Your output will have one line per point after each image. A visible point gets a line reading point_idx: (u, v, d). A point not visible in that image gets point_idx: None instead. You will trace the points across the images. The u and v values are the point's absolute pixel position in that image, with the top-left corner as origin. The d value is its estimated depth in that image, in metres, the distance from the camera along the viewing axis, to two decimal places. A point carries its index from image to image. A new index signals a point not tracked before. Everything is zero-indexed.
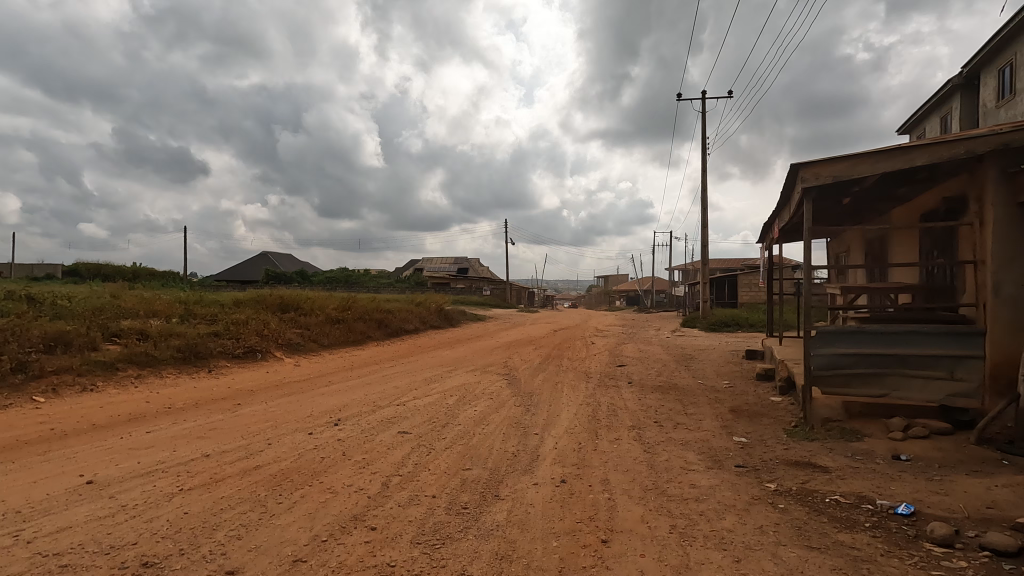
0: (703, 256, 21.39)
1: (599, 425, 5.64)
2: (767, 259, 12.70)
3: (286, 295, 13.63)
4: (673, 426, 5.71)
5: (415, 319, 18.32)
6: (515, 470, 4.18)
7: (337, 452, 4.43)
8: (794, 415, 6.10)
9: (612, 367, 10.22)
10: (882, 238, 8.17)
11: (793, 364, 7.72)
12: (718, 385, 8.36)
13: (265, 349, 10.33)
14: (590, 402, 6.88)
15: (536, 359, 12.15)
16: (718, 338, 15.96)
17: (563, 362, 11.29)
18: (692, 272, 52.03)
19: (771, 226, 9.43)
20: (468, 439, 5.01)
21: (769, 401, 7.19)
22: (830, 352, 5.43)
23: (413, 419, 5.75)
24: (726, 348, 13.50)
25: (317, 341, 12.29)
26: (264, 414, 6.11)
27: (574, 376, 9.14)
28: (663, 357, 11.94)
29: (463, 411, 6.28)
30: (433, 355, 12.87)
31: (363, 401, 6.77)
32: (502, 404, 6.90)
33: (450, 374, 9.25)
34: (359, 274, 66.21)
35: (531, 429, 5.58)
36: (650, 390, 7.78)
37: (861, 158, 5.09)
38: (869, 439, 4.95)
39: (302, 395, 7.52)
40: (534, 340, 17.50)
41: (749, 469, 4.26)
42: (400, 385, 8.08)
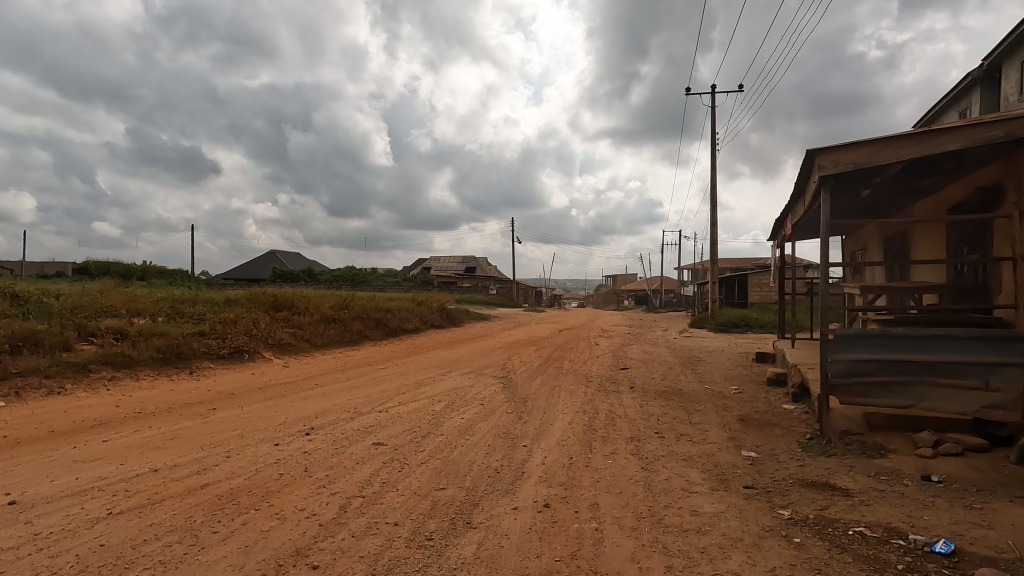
0: (712, 255, 20.82)
1: (595, 437, 5.17)
2: (778, 258, 12.15)
3: (280, 294, 13.24)
4: (676, 438, 5.22)
5: (415, 318, 17.90)
6: (494, 490, 3.73)
7: (298, 467, 3.99)
8: (809, 426, 5.60)
9: (615, 370, 9.73)
10: (903, 234, 7.62)
11: (808, 369, 7.19)
12: (726, 390, 7.85)
13: (252, 350, 9.94)
14: (588, 409, 6.40)
15: (536, 360, 11.68)
16: (727, 340, 15.41)
17: (564, 365, 10.81)
18: (701, 272, 51.26)
19: (784, 221, 8.90)
20: (447, 452, 4.56)
21: (781, 409, 6.68)
22: (850, 357, 4.91)
23: (392, 428, 5.30)
24: (736, 350, 12.94)
25: (310, 341, 11.89)
26: (236, 421, 5.69)
27: (574, 380, 8.65)
28: (669, 360, 11.42)
29: (448, 419, 5.83)
30: (430, 356, 12.44)
31: (343, 406, 6.32)
32: (493, 410, 6.43)
33: (444, 377, 8.81)
34: (365, 272, 66.06)
35: (520, 440, 5.11)
36: (653, 396, 7.28)
37: (884, 144, 4.54)
38: (893, 456, 4.44)
39: (283, 399, 7.09)
40: (537, 340, 17.01)
41: (759, 492, 3.77)
42: (387, 388, 7.64)
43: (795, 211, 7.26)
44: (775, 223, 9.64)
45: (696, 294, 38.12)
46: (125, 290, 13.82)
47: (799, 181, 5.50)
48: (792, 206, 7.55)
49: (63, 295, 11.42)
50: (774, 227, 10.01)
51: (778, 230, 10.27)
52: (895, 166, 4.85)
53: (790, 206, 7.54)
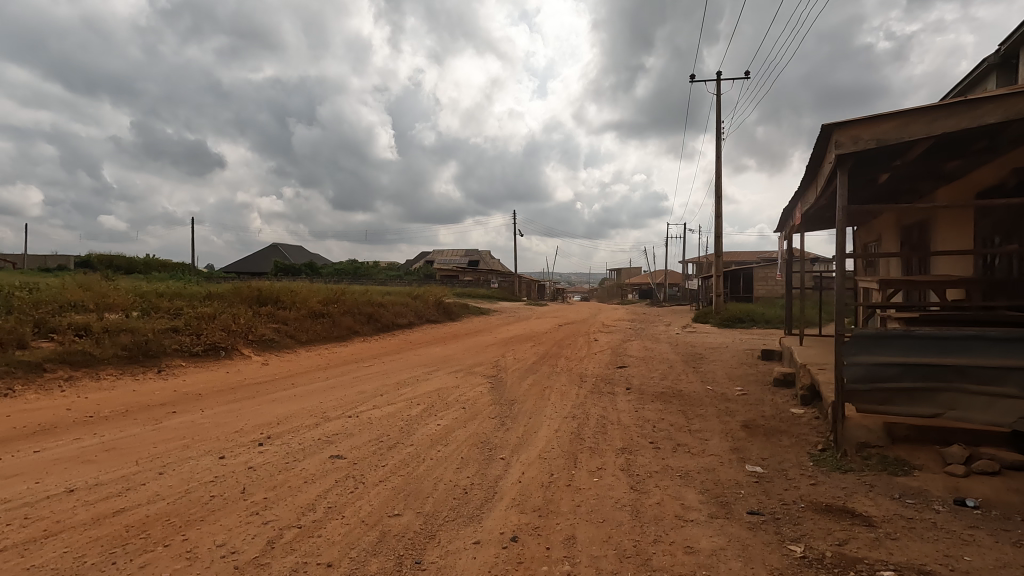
0: (717, 247, 20.20)
1: (582, 448, 4.63)
2: (785, 252, 11.57)
3: (265, 287, 12.74)
4: (673, 449, 4.68)
5: (409, 313, 17.37)
6: (457, 518, 3.21)
7: (235, 488, 3.48)
8: (821, 435, 5.05)
9: (611, 369, 9.18)
10: (923, 223, 7.03)
11: (818, 370, 6.63)
12: (729, 392, 7.30)
13: (230, 346, 9.44)
14: (578, 413, 5.87)
15: (531, 358, 11.16)
16: (732, 336, 14.82)
17: (559, 362, 10.26)
18: (706, 265, 50.53)
19: (793, 210, 8.31)
20: (412, 467, 4.04)
21: (789, 414, 6.13)
22: (869, 361, 4.36)
23: (358, 436, 4.78)
24: (741, 346, 12.36)
25: (295, 337, 11.39)
26: (189, 427, 5.17)
27: (567, 380, 8.09)
28: (669, 357, 10.86)
29: (423, 425, 5.30)
30: (420, 352, 11.94)
31: (311, 411, 5.80)
32: (474, 415, 5.90)
33: (429, 376, 8.29)
34: (367, 266, 65.65)
35: (498, 452, 4.59)
36: (650, 399, 6.74)
37: (912, 117, 3.95)
38: (919, 475, 3.90)
39: (250, 401, 6.58)
40: (535, 336, 16.47)
41: (766, 520, 3.23)
42: (365, 389, 7.11)
43: (807, 198, 6.68)
44: (783, 213, 9.04)
45: (701, 287, 37.44)
46: (106, 284, 13.35)
47: (813, 162, 4.92)
48: (802, 193, 6.97)
49: (36, 289, 10.96)
50: (782, 217, 9.42)
51: (786, 220, 9.68)
52: (923, 144, 4.27)
53: (801, 191, 6.96)
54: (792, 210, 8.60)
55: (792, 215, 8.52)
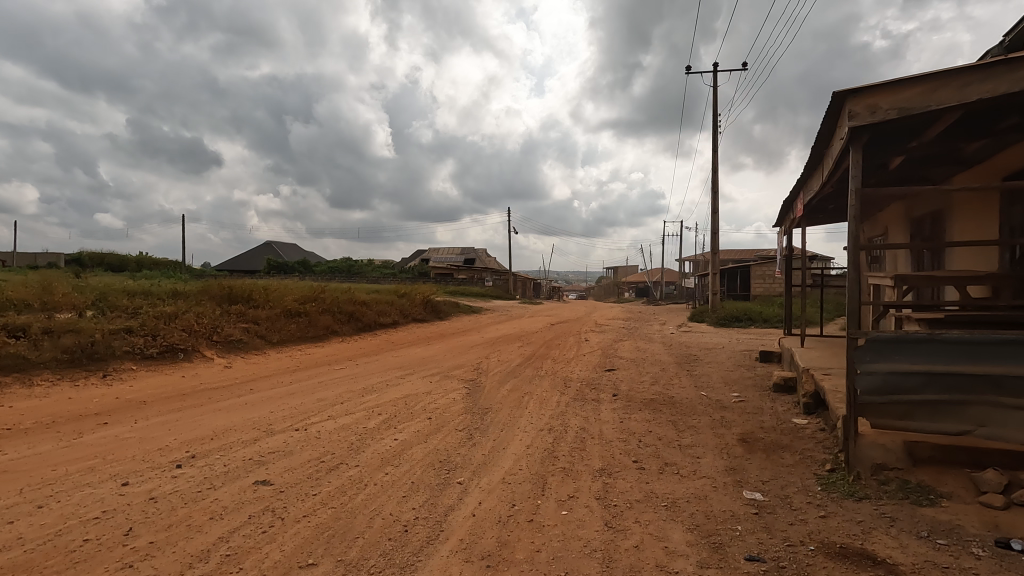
0: (713, 244, 19.61)
1: (555, 469, 4.01)
2: (784, 248, 10.97)
3: (237, 285, 12.08)
4: (659, 471, 4.07)
5: (394, 311, 16.72)
6: (383, 570, 2.58)
7: (119, 528, 2.84)
8: (829, 452, 4.44)
9: (599, 372, 8.56)
10: (937, 214, 6.44)
11: (823, 376, 6.02)
12: (726, 399, 6.69)
13: (190, 348, 8.79)
14: (556, 425, 5.25)
15: (516, 359, 10.54)
16: (728, 335, 14.25)
17: (545, 365, 9.63)
18: (702, 263, 49.98)
19: (794, 200, 7.71)
20: (348, 496, 3.40)
21: (791, 424, 5.52)
22: (887, 369, 3.74)
23: (297, 456, 4.14)
24: (738, 347, 11.77)
25: (266, 338, 10.75)
26: (109, 443, 4.53)
27: (550, 385, 7.46)
28: (663, 359, 10.25)
29: (379, 441, 4.67)
30: (399, 354, 11.30)
31: (256, 423, 5.16)
32: (439, 426, 5.28)
33: (401, 381, 7.66)
34: (360, 264, 64.94)
35: (456, 474, 3.96)
36: (638, 407, 6.13)
37: (941, 82, 3.33)
38: (949, 506, 3.29)
39: (196, 409, 5.94)
40: (524, 335, 15.85)
41: (768, 571, 2.61)
42: (326, 397, 6.47)
43: (811, 185, 6.08)
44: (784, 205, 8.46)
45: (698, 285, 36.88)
46: (70, 282, 12.68)
47: (821, 139, 4.30)
48: (806, 180, 6.37)
49: None
50: (782, 209, 8.83)
51: (786, 213, 9.08)
52: (950, 116, 3.65)
53: (805, 178, 6.34)
54: (793, 201, 7.99)
55: (793, 206, 7.93)
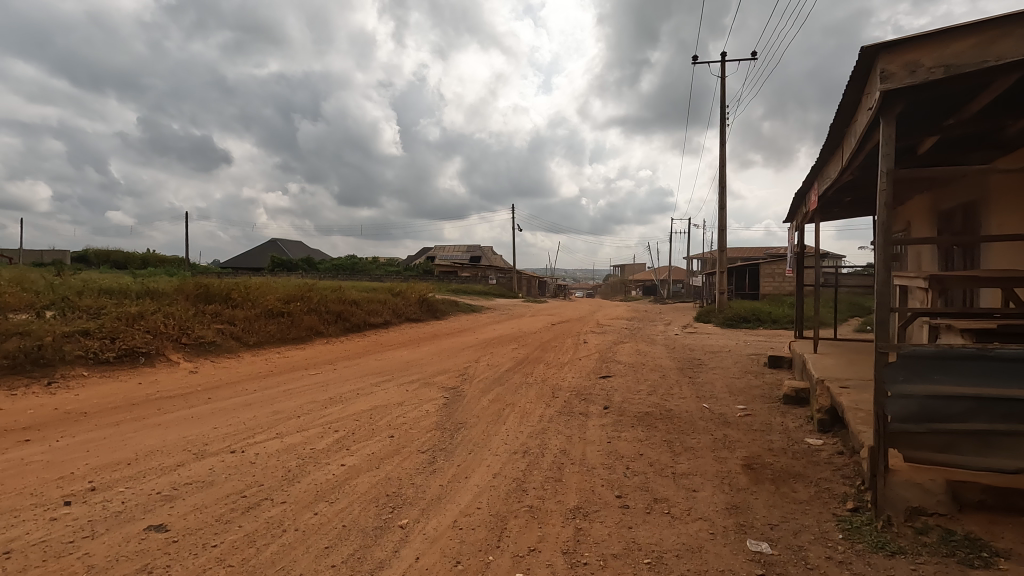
0: (720, 241, 18.85)
1: (520, 508, 3.33)
2: (795, 246, 10.24)
3: (215, 283, 11.47)
4: (647, 511, 3.37)
5: (386, 311, 16.06)
6: None
7: None
8: (851, 486, 3.74)
9: (593, 380, 7.87)
10: (969, 206, 5.72)
11: (840, 389, 5.32)
12: (730, 414, 5.98)
13: (154, 351, 8.20)
14: (533, 446, 4.57)
15: (506, 364, 9.88)
16: (735, 338, 13.48)
17: (536, 371, 8.93)
18: (710, 261, 49.01)
19: (808, 191, 6.99)
20: (255, 549, 2.75)
21: (804, 446, 4.83)
22: (927, 392, 3.03)
23: (215, 488, 3.48)
24: (745, 351, 11.03)
25: (242, 340, 10.13)
26: (8, 468, 3.90)
27: (536, 395, 6.76)
28: (664, 364, 9.53)
29: (322, 467, 4.00)
30: (384, 356, 10.67)
31: (189, 442, 4.51)
32: (400, 447, 4.60)
33: (375, 390, 7.02)
34: (364, 262, 64.51)
35: (402, 513, 3.29)
36: (630, 423, 5.43)
37: (998, 31, 2.64)
38: (1008, 569, 2.60)
39: (134, 423, 5.32)
40: (520, 337, 15.14)
41: None
42: (283, 409, 5.82)
43: (829, 170, 5.36)
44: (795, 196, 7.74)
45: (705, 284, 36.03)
46: (44, 281, 12.13)
47: (845, 108, 3.59)
48: (823, 165, 5.65)
49: None
50: (793, 201, 8.12)
51: (798, 206, 8.38)
52: (1004, 80, 2.95)
53: (822, 163, 5.62)
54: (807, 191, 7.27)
55: (807, 198, 7.21)
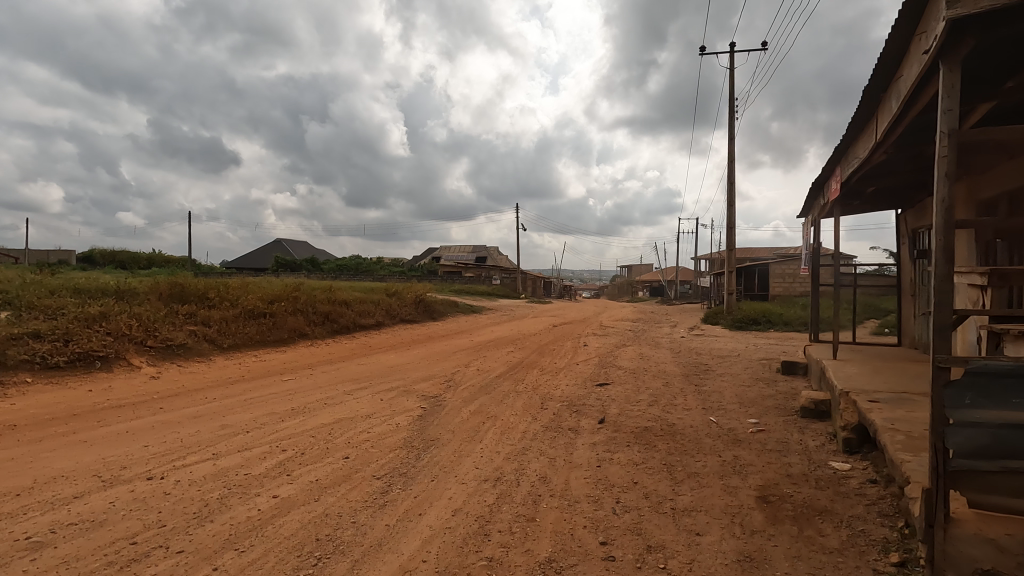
0: (729, 240, 18.07)
1: (475, 563, 2.64)
2: (809, 242, 9.50)
3: (192, 283, 10.87)
4: (637, 566, 2.67)
5: (379, 312, 15.41)
6: None
7: None
8: (893, 531, 3.01)
9: (588, 388, 7.16)
10: (1016, 193, 4.99)
11: (869, 404, 4.59)
12: (741, 429, 5.25)
13: (112, 355, 7.58)
14: (507, 473, 3.87)
15: (498, 369, 9.19)
16: (744, 341, 12.72)
17: (528, 378, 8.22)
18: (718, 262, 48.14)
19: (828, 178, 6.27)
20: None
21: (829, 472, 4.11)
22: (1003, 421, 2.31)
23: (100, 533, 2.81)
24: (755, 356, 10.27)
25: (217, 342, 9.51)
26: None
27: (523, 406, 6.06)
28: (667, 370, 8.80)
29: (246, 501, 3.32)
30: (369, 360, 10.01)
31: (104, 466, 3.85)
32: (350, 473, 3.91)
33: (346, 399, 6.34)
34: (368, 262, 64.05)
35: (325, 569, 2.60)
36: (625, 441, 4.72)
37: None
38: None
39: (58, 439, 4.66)
40: (517, 339, 14.43)
41: None
42: (234, 422, 5.16)
43: (857, 149, 4.64)
44: (813, 186, 7.01)
45: (713, 285, 35.20)
46: (17, 279, 11.57)
47: (888, 59, 2.88)
48: (849, 144, 4.94)
49: None
50: (810, 191, 7.39)
51: (816, 197, 7.65)
52: None
53: (848, 142, 4.90)
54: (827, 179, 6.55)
55: (827, 186, 6.48)
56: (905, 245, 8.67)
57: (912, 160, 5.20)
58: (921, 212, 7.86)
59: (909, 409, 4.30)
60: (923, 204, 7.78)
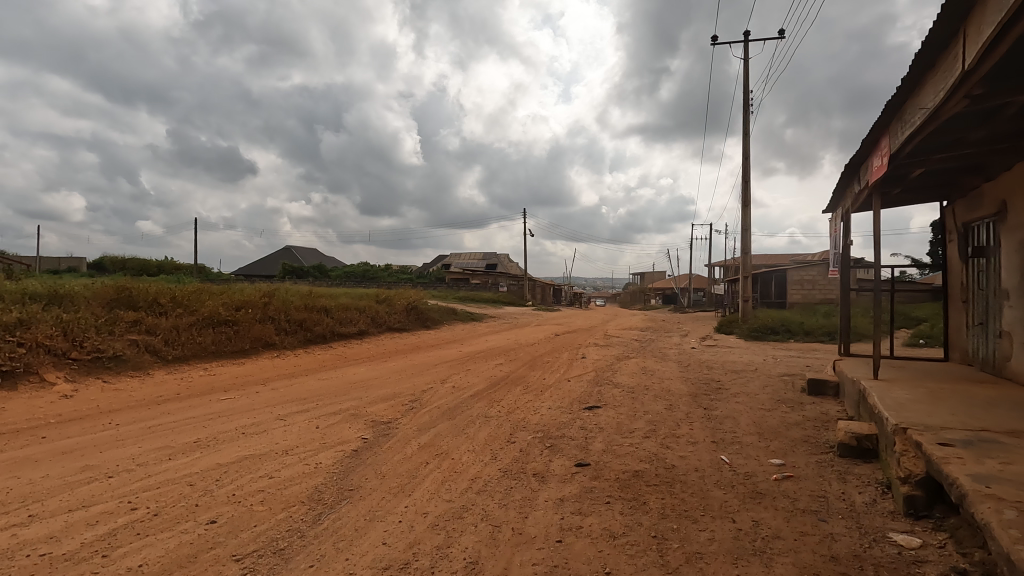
0: (744, 243, 16.74)
1: None
2: (838, 241, 8.23)
3: (144, 286, 9.78)
4: None
5: (363, 319, 14.28)
6: None
7: None
8: None
9: (573, 413, 5.94)
10: None
11: (942, 451, 3.33)
12: (761, 477, 4.00)
13: (19, 370, 6.50)
14: (421, 558, 2.66)
15: (476, 386, 7.98)
16: (762, 354, 11.36)
17: (506, 398, 6.97)
18: (732, 269, 46.50)
19: (870, 153, 5.07)
20: None
21: (891, 552, 2.85)
22: None
23: None
24: (775, 371, 8.95)
25: (161, 354, 8.43)
26: None
27: (486, 439, 4.85)
28: (672, 389, 7.51)
29: None
30: (333, 375, 8.84)
31: None
32: (200, 551, 2.73)
33: (273, 428, 5.17)
34: (374, 269, 63.24)
35: None
36: (605, 496, 3.49)
37: None
38: None
39: None
40: (511, 350, 13.16)
41: None
42: (103, 462, 4.00)
43: (920, 100, 3.47)
44: (849, 164, 5.83)
45: (727, 292, 33.68)
46: None
47: None
48: (909, 96, 3.75)
49: None
50: (843, 173, 6.19)
51: (850, 181, 6.45)
52: None
53: (908, 94, 3.73)
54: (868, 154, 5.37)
55: (867, 162, 5.31)
56: (953, 243, 7.37)
57: (988, 120, 3.98)
58: (975, 202, 6.58)
59: (1002, 459, 3.05)
60: (978, 193, 6.49)
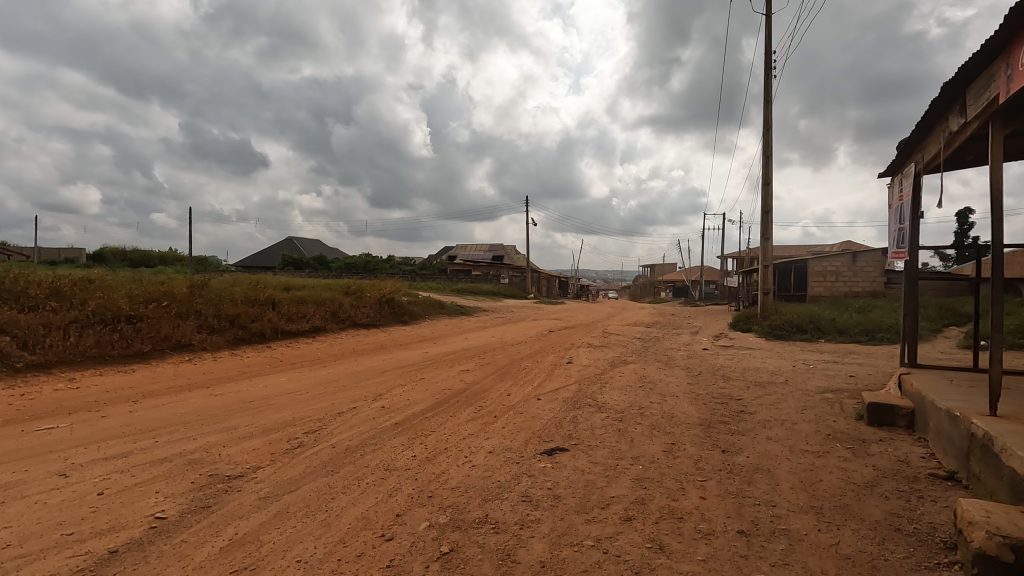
0: (766, 227, 14.59)
1: None
2: (902, 211, 6.12)
3: (19, 273, 7.86)
4: None
5: (320, 314, 12.32)
6: None
7: None
8: None
9: (522, 462, 3.90)
10: None
11: None
12: None
13: None
14: None
15: (412, 406, 5.96)
16: (790, 358, 9.24)
17: (441, 429, 4.94)
18: (746, 261, 44.07)
19: None
20: None
21: None
22: None
23: None
24: (813, 386, 6.84)
25: (11, 361, 6.51)
26: None
27: (349, 528, 2.83)
28: (676, 413, 5.45)
29: None
30: (237, 388, 6.86)
31: None
32: None
33: (17, 498, 3.18)
34: (375, 260, 61.52)
35: None
36: None
37: None
38: None
39: None
40: (488, 351, 11.12)
41: None
42: None
43: None
44: (961, 72, 3.75)
45: (741, 285, 31.40)
46: None
47: None
48: None
49: None
50: (941, 94, 4.12)
51: (945, 111, 4.37)
52: None
53: None
54: (1006, 44, 3.30)
55: (1010, 56, 3.24)
56: None
57: None
58: None
59: None
60: None
